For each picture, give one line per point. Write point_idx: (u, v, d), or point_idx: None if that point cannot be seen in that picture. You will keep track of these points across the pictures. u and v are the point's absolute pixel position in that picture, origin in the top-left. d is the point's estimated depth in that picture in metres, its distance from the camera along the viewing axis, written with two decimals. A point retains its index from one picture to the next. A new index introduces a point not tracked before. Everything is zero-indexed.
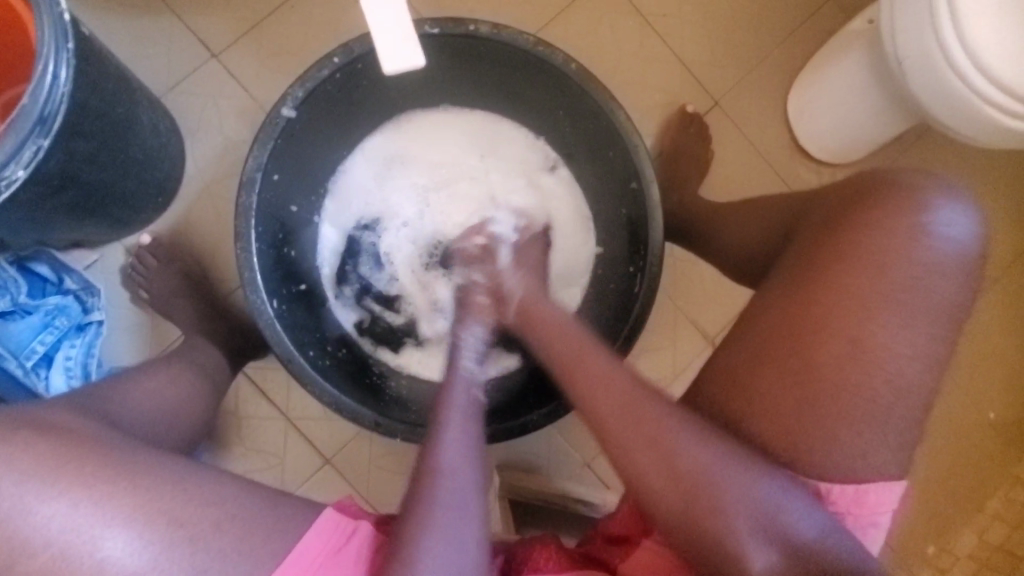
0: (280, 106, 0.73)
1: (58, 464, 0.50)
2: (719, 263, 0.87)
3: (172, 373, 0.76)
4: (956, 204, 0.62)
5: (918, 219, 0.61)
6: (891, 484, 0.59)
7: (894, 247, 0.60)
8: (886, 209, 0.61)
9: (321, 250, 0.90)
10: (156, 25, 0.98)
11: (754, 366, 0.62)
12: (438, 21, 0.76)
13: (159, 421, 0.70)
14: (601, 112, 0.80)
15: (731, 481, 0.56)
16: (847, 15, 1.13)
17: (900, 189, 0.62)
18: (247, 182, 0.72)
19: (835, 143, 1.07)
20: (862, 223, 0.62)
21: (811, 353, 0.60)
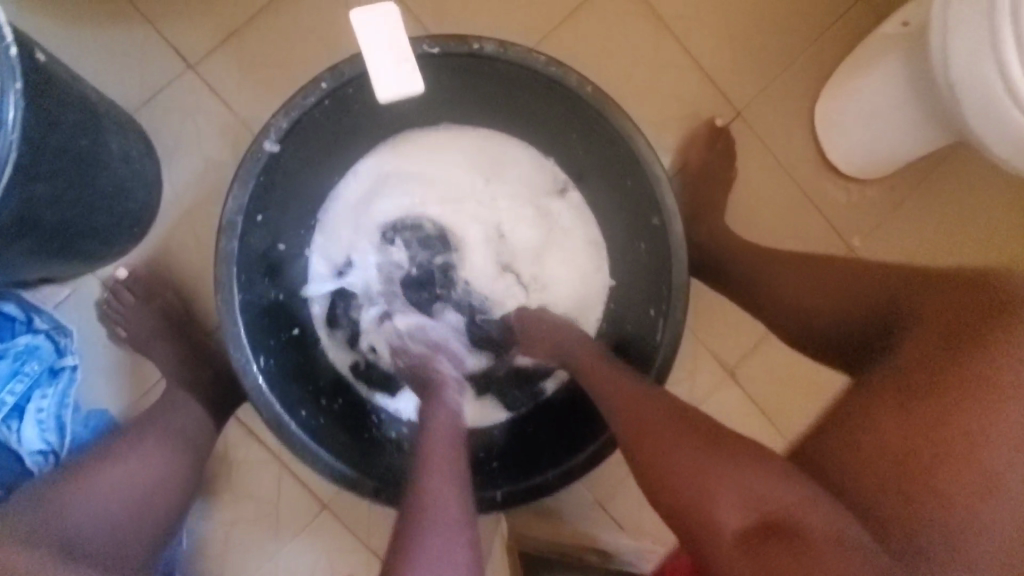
0: (262, 139, 0.65)
1: None
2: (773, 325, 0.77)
3: (143, 449, 0.72)
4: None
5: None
6: None
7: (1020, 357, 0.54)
8: None
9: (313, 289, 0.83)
10: (125, 33, 0.89)
11: (864, 479, 0.55)
12: (439, 40, 0.67)
13: (134, 506, 0.68)
14: (618, 138, 0.72)
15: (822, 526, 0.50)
16: (878, 16, 1.04)
17: None
18: (227, 226, 0.65)
19: (867, 158, 1.00)
20: (980, 330, 0.56)
21: (929, 470, 0.53)
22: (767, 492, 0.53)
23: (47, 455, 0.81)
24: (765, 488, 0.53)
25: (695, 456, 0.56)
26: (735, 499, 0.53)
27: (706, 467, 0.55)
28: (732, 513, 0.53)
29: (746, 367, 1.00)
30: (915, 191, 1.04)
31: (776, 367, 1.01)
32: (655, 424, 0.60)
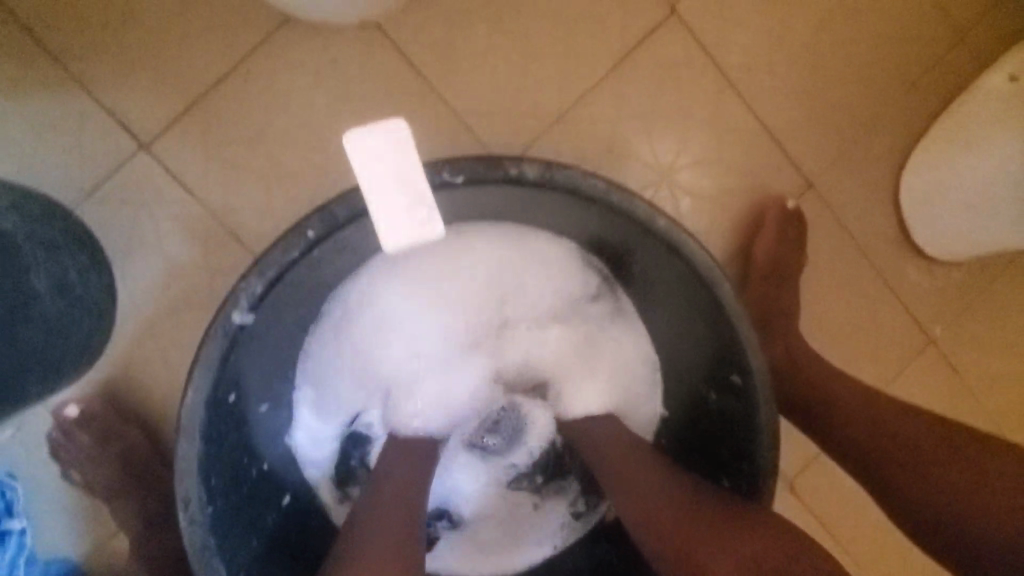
0: (230, 311, 0.49)
1: None
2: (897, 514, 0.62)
3: None
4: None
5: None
6: None
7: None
8: None
9: (312, 453, 0.68)
10: (56, 105, 0.71)
11: None
12: (463, 165, 0.51)
13: None
14: (690, 275, 0.57)
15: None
16: (980, 65, 0.87)
17: None
18: (189, 425, 0.50)
19: (960, 243, 0.84)
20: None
21: None
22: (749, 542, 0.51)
23: None
24: (734, 537, 0.51)
25: (679, 515, 0.55)
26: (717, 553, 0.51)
27: (685, 522, 0.54)
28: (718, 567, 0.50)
29: (806, 482, 0.87)
30: (1005, 275, 0.90)
31: (838, 481, 0.88)
32: (638, 469, 0.60)
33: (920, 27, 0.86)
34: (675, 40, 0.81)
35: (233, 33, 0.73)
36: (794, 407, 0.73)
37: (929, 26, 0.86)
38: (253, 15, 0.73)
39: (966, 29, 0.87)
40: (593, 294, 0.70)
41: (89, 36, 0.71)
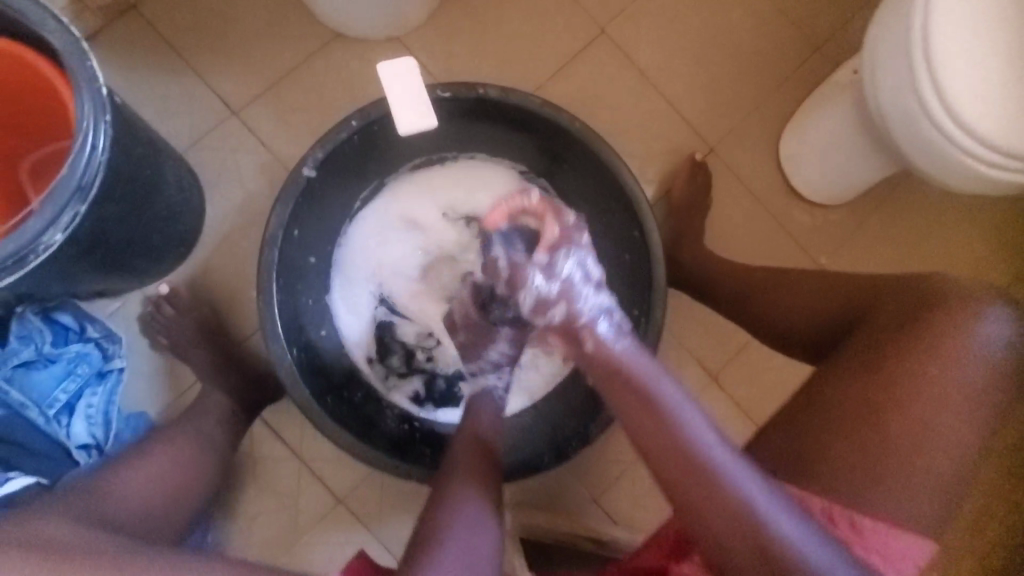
0: (301, 166, 0.77)
1: None
2: (762, 330, 0.87)
3: (173, 453, 0.79)
4: (998, 314, 0.65)
5: (966, 329, 0.64)
6: (919, 540, 0.58)
7: (944, 357, 0.63)
8: (949, 305, 0.65)
9: (343, 317, 0.94)
10: (179, 84, 1.04)
11: (819, 440, 0.64)
12: (450, 86, 0.81)
13: (158, 502, 0.73)
14: (602, 164, 0.85)
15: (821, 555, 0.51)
16: (831, 66, 1.20)
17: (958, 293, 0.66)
18: (270, 239, 0.76)
19: (829, 187, 1.12)
20: (901, 337, 0.65)
21: (884, 427, 0.62)
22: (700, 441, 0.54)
23: (92, 446, 0.90)
24: (689, 427, 0.55)
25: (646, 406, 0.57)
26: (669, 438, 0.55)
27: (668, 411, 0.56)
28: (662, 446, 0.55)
29: (728, 374, 1.09)
30: (874, 216, 1.16)
31: (755, 374, 1.09)
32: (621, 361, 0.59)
33: (789, 39, 1.19)
34: (608, 48, 1.15)
35: (301, 39, 1.07)
36: (694, 286, 0.99)
37: (796, 39, 1.19)
38: (315, 27, 1.07)
39: (824, 41, 1.19)
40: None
41: (205, 40, 1.05)
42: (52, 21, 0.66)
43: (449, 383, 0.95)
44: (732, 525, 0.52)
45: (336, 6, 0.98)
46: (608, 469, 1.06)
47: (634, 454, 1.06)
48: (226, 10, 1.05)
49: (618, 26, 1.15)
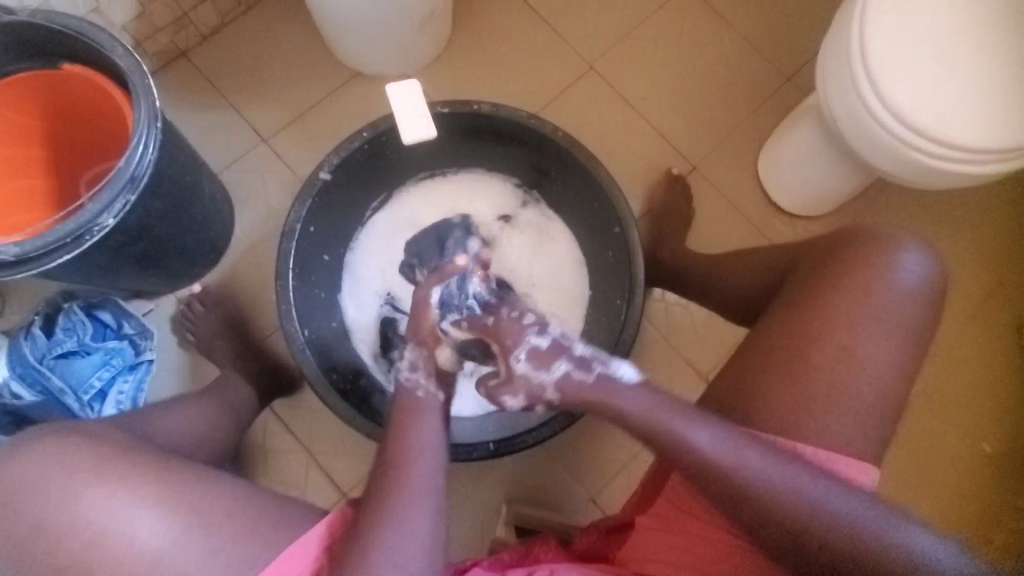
0: (318, 170, 0.89)
1: (101, 466, 0.59)
2: (718, 306, 0.95)
3: (199, 408, 0.87)
4: (913, 250, 0.71)
5: (886, 265, 0.70)
6: (851, 461, 0.64)
7: (861, 290, 0.69)
8: (860, 245, 0.72)
9: (350, 313, 1.02)
10: (217, 117, 1.19)
11: (751, 377, 0.70)
12: (449, 103, 0.94)
13: (195, 435, 0.82)
14: (583, 168, 0.96)
15: (807, 494, 0.58)
16: (803, 92, 1.31)
17: (868, 236, 0.73)
18: (288, 231, 0.87)
19: (805, 198, 1.20)
20: (825, 278, 0.72)
21: (803, 354, 0.68)
22: (698, 439, 0.61)
23: None
24: (681, 429, 0.61)
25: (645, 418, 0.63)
26: (670, 441, 0.62)
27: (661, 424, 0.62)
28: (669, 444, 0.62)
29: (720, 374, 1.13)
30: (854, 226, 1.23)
31: None
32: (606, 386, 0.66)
33: (761, 70, 1.31)
34: (595, 81, 1.28)
35: (324, 78, 1.22)
36: (659, 276, 1.09)
37: (767, 70, 1.31)
38: (336, 68, 1.23)
39: (793, 71, 1.31)
40: (526, 204, 1.09)
41: (241, 80, 1.21)
42: (120, 48, 0.80)
43: None
44: (720, 491, 0.60)
45: (355, 46, 1.13)
46: (604, 466, 1.08)
47: (630, 450, 1.09)
48: (261, 54, 1.22)
49: (605, 61, 1.29)
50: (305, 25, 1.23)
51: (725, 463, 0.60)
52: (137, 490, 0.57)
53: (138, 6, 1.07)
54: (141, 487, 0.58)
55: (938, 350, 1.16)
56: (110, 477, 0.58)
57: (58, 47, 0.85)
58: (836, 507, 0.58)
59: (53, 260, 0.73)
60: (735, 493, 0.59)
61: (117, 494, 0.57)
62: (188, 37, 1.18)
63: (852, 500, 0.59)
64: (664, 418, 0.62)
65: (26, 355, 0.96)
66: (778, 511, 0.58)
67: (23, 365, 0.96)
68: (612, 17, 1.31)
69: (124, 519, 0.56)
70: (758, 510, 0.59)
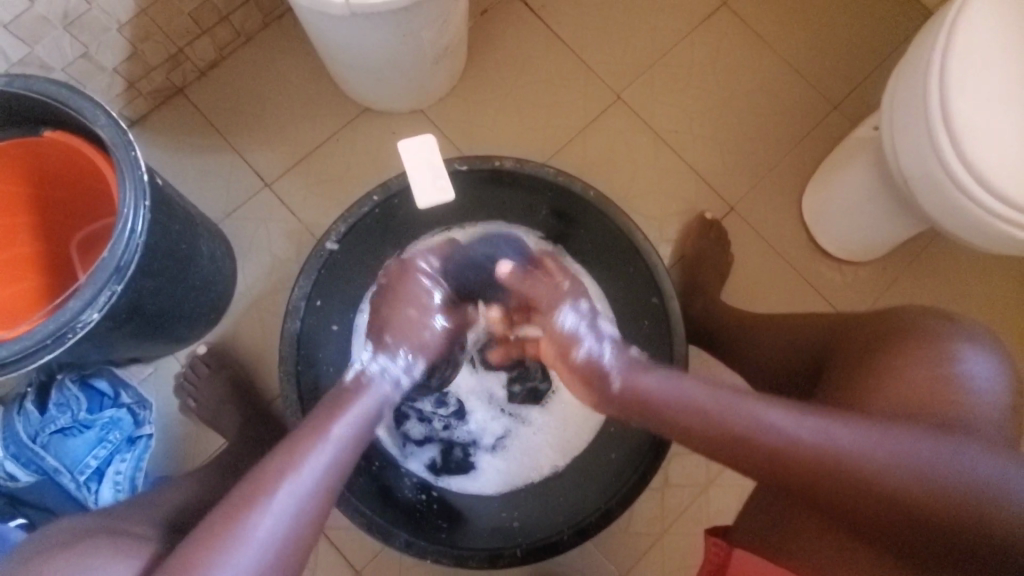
0: (325, 240, 0.82)
1: (84, 532, 0.64)
2: (756, 375, 0.91)
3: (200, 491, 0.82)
4: (984, 347, 0.66)
5: (951, 361, 0.64)
6: None
7: (916, 380, 0.65)
8: (908, 346, 0.68)
9: None
10: (216, 159, 1.11)
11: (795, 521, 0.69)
12: (467, 159, 0.86)
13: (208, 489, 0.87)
14: (618, 231, 0.87)
15: (956, 475, 0.55)
16: (853, 123, 1.19)
17: (920, 333, 0.68)
18: (292, 310, 0.81)
19: (854, 244, 1.10)
20: (878, 364, 0.69)
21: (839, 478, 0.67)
22: (772, 426, 0.59)
23: None
24: (753, 420, 0.60)
25: (722, 425, 0.60)
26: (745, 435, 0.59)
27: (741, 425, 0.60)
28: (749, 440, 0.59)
29: None
30: (907, 274, 1.13)
31: None
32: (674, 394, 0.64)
33: (806, 98, 1.20)
34: (624, 113, 1.18)
35: (331, 115, 1.13)
36: (692, 330, 1.02)
37: (812, 97, 1.20)
38: (343, 105, 1.13)
39: (842, 99, 1.20)
40: None
41: (241, 119, 1.12)
42: (103, 117, 0.72)
43: (464, 453, 0.95)
44: (865, 487, 0.56)
45: (364, 85, 1.04)
46: (635, 541, 1.01)
47: (662, 525, 1.01)
48: (262, 91, 1.13)
49: (634, 91, 1.18)
50: (310, 59, 1.14)
51: (810, 447, 0.57)
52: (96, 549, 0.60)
53: (130, 45, 0.99)
54: (98, 546, 0.61)
55: None
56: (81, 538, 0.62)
57: (39, 113, 0.77)
58: (985, 478, 0.55)
59: (35, 361, 0.68)
60: (883, 482, 0.55)
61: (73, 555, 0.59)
62: (185, 74, 1.10)
63: (956, 462, 0.55)
64: (742, 415, 0.60)
65: (19, 433, 0.90)
66: (928, 490, 0.55)
67: (16, 444, 0.89)
68: (642, 41, 1.20)
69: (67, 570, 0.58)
70: (908, 494, 0.55)
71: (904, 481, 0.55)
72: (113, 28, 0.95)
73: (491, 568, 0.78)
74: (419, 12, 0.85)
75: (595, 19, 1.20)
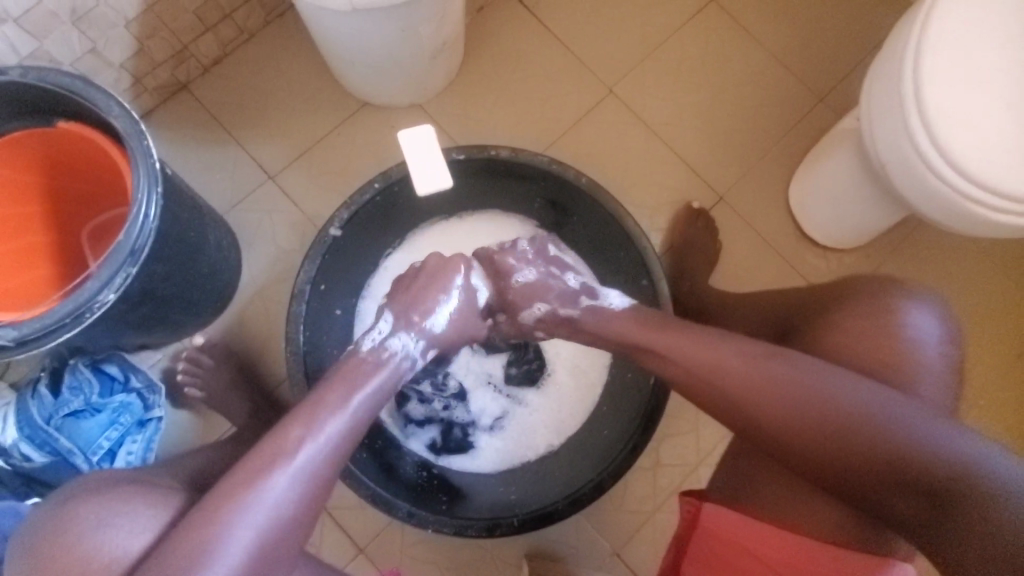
0: (328, 227, 0.85)
1: (109, 486, 0.65)
2: None
3: None
4: (931, 311, 0.71)
5: (896, 317, 0.70)
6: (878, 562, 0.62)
7: (865, 336, 0.70)
8: (859, 303, 0.72)
9: None
10: (221, 153, 1.14)
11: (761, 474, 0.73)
12: (464, 148, 0.89)
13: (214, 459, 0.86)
14: (610, 217, 0.91)
15: (881, 414, 0.59)
16: (838, 115, 1.23)
17: (870, 291, 0.73)
18: (298, 293, 0.84)
19: (838, 232, 1.13)
20: (832, 322, 0.73)
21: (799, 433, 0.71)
22: (721, 360, 0.66)
23: None
24: (704, 354, 0.67)
25: (682, 357, 0.68)
26: (697, 365, 0.67)
27: (694, 356, 0.67)
28: (700, 368, 0.67)
29: None
30: (890, 261, 1.17)
31: None
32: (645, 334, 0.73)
33: (792, 92, 1.23)
34: (615, 106, 1.21)
35: (332, 110, 1.16)
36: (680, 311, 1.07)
37: (799, 90, 1.24)
38: (344, 100, 1.17)
39: (827, 91, 1.24)
40: None
41: (245, 113, 1.15)
42: (117, 108, 0.75)
43: (463, 433, 0.98)
44: (796, 419, 0.61)
45: (364, 79, 1.07)
46: (628, 518, 1.05)
47: (654, 503, 1.05)
48: (265, 86, 1.16)
49: (625, 85, 1.22)
50: (311, 55, 1.17)
51: (749, 375, 0.64)
52: (128, 504, 0.62)
53: (137, 42, 1.02)
54: (128, 500, 0.63)
55: (971, 393, 1.13)
56: (110, 493, 0.63)
57: (54, 105, 0.81)
58: (940, 432, 0.58)
59: (53, 340, 0.71)
60: (843, 423, 0.59)
61: (106, 511, 0.61)
62: (189, 70, 1.13)
63: (883, 403, 0.60)
64: (697, 351, 0.68)
65: (33, 416, 0.93)
66: (885, 435, 0.58)
67: (31, 426, 0.93)
68: (634, 37, 1.24)
69: (106, 524, 0.60)
70: (866, 439, 0.58)
71: (833, 415, 0.60)
72: (121, 25, 0.98)
73: (490, 536, 0.82)
74: (418, 8, 0.89)
75: (587, 15, 1.24)
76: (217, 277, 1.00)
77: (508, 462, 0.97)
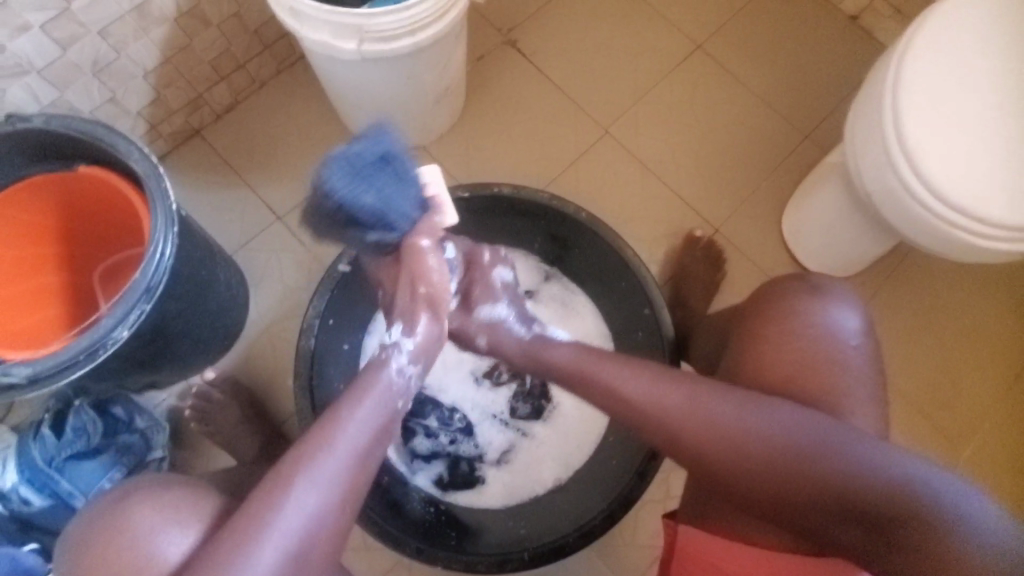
0: (338, 261, 0.88)
1: (157, 492, 0.64)
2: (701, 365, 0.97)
3: None
4: (848, 304, 0.74)
5: (820, 313, 0.73)
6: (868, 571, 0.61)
7: (785, 340, 0.72)
8: (779, 301, 0.75)
9: None
10: (232, 195, 1.18)
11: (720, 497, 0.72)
12: (468, 187, 0.94)
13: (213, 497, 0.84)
14: (610, 250, 0.94)
15: (810, 439, 0.61)
16: (823, 150, 1.29)
17: (792, 288, 0.76)
18: (307, 328, 0.87)
19: (832, 261, 1.17)
20: (755, 326, 0.75)
21: None
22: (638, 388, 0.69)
23: None
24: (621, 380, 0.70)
25: (606, 385, 0.70)
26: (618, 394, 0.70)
27: (615, 384, 0.70)
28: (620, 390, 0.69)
29: None
30: (884, 288, 1.20)
31: None
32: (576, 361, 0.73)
33: (778, 131, 1.29)
34: (611, 145, 1.27)
35: None
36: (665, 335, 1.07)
37: (784, 129, 1.29)
38: None
39: (812, 129, 1.30)
40: (549, 279, 1.06)
41: (255, 157, 1.20)
42: (136, 152, 0.79)
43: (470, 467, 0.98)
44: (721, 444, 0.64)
45: None
46: (639, 554, 1.03)
47: None
48: (275, 131, 1.21)
49: (620, 125, 1.28)
50: (319, 102, 1.22)
51: (672, 407, 0.66)
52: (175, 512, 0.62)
53: (154, 92, 1.08)
54: (177, 507, 0.63)
55: (973, 418, 1.14)
56: (160, 499, 0.63)
57: (74, 151, 0.85)
58: (897, 472, 0.59)
59: (65, 377, 0.72)
60: (809, 462, 0.61)
61: (158, 521, 0.61)
62: (203, 117, 1.18)
63: (811, 431, 0.62)
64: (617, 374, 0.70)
65: (35, 458, 0.92)
66: (839, 478, 0.60)
67: (31, 468, 0.91)
68: (626, 81, 1.30)
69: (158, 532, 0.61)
70: (791, 469, 0.61)
71: (760, 439, 0.63)
72: (140, 75, 1.03)
73: (500, 572, 0.81)
74: (424, 56, 0.94)
75: (582, 62, 1.31)
76: (226, 314, 1.02)
77: (517, 494, 0.96)
